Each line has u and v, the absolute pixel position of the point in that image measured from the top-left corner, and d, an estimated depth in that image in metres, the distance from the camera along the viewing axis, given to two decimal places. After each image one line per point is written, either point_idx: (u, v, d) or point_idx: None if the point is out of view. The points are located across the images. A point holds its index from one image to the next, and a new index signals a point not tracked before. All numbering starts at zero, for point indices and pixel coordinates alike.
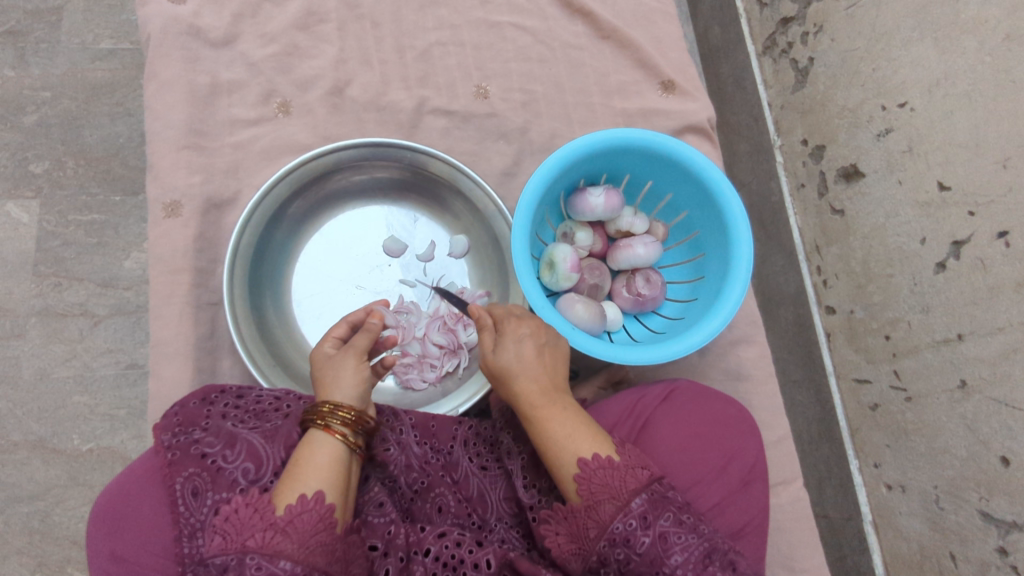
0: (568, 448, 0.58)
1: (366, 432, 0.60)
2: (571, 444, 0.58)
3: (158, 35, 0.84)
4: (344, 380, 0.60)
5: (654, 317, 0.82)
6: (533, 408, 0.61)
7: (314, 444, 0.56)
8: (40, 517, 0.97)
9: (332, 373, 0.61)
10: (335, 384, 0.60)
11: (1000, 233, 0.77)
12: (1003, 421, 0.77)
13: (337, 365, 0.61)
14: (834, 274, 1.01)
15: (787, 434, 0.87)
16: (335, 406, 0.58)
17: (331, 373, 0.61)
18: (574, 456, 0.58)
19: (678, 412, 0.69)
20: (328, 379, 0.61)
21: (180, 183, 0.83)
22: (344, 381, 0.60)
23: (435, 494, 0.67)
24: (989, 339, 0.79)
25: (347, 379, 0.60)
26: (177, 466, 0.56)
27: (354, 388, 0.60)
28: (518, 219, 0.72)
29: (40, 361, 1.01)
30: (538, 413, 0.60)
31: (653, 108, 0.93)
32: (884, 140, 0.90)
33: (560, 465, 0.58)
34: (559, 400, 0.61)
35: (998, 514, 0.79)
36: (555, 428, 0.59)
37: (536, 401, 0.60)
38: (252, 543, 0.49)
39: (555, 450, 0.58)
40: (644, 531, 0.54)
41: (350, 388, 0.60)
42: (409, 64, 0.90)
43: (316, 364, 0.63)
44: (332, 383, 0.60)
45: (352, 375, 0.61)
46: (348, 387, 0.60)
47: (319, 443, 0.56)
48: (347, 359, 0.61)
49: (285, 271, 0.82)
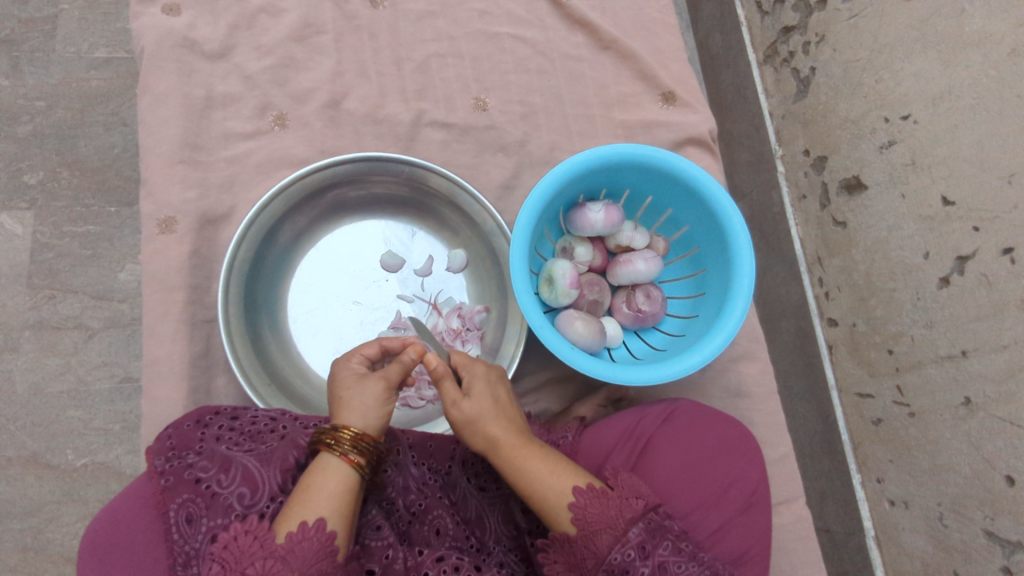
0: (553, 485, 0.57)
1: (377, 460, 0.59)
2: (556, 481, 0.58)
3: (153, 47, 0.83)
4: (369, 406, 0.60)
5: (655, 333, 0.81)
6: (509, 452, 0.59)
7: (327, 469, 0.55)
8: (33, 534, 0.96)
9: (359, 396, 0.60)
10: (355, 408, 0.59)
11: (1005, 250, 0.76)
12: (1008, 439, 0.76)
13: (368, 388, 0.60)
14: (836, 286, 1.00)
15: (789, 452, 0.86)
16: (354, 433, 0.57)
17: (359, 397, 0.60)
18: (563, 493, 0.57)
19: (677, 435, 0.68)
20: (354, 400, 0.60)
21: (175, 198, 0.82)
22: (367, 407, 0.60)
23: (433, 516, 0.65)
24: (994, 356, 0.78)
25: (372, 407, 0.60)
26: (171, 492, 0.55)
27: (378, 417, 0.60)
28: (516, 236, 0.71)
29: (34, 376, 1.00)
30: (516, 456, 0.59)
31: (653, 120, 0.92)
32: (887, 153, 0.89)
33: (547, 506, 0.57)
34: (535, 443, 0.60)
35: (1002, 533, 0.78)
36: (537, 467, 0.58)
37: (510, 443, 0.59)
38: (252, 571, 0.48)
39: (539, 492, 0.57)
40: (643, 561, 0.54)
41: (373, 416, 0.60)
42: (407, 76, 0.89)
43: (342, 383, 0.61)
44: (355, 406, 0.59)
45: (377, 404, 0.60)
46: (372, 416, 0.60)
47: (333, 468, 0.55)
48: (378, 383, 0.61)
49: (281, 287, 0.81)
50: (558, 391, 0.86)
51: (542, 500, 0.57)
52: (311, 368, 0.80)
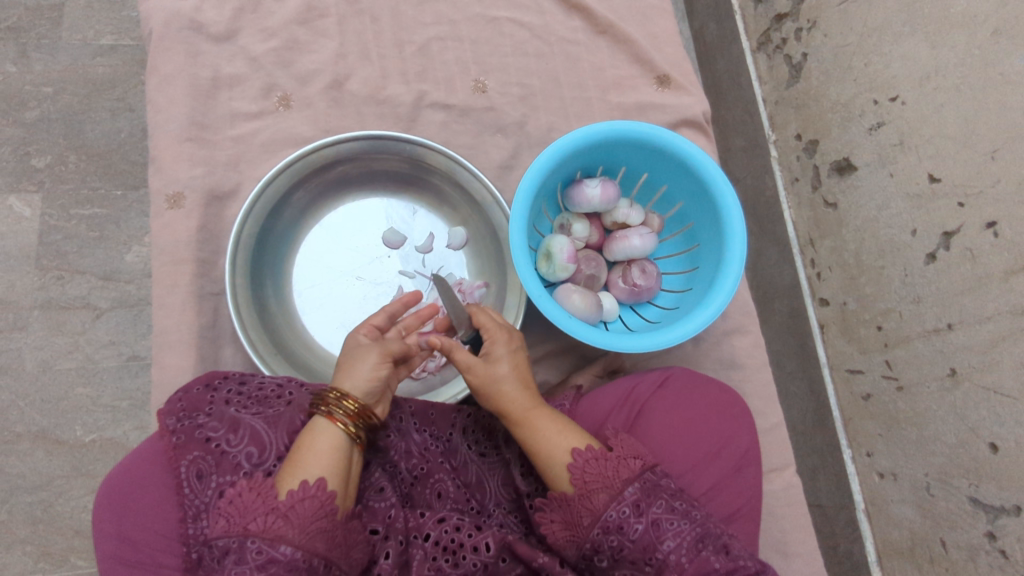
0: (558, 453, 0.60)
1: (370, 426, 0.61)
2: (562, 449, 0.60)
3: (161, 29, 0.85)
4: (361, 373, 0.61)
5: (650, 307, 0.83)
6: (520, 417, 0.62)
7: (316, 431, 0.57)
8: (43, 507, 0.98)
9: (355, 363, 0.61)
10: (350, 372, 0.61)
11: (988, 224, 0.79)
12: (991, 407, 0.79)
13: (364, 355, 0.62)
14: (828, 266, 1.02)
15: (780, 422, 0.88)
16: (340, 394, 0.59)
17: (353, 362, 0.61)
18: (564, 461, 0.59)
19: (672, 400, 0.70)
20: (349, 365, 0.61)
21: (182, 174, 0.84)
22: (359, 373, 0.61)
23: (434, 480, 0.68)
24: (978, 327, 0.80)
25: (362, 371, 0.61)
26: (182, 450, 0.58)
27: (366, 380, 0.60)
28: (515, 209, 0.73)
29: (43, 353, 1.02)
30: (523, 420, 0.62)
31: (649, 102, 0.94)
32: (876, 134, 0.92)
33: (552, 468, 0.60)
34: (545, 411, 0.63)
35: (987, 499, 0.80)
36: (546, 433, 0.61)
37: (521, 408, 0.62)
38: (254, 527, 0.51)
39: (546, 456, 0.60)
40: (637, 518, 0.56)
41: (362, 380, 0.61)
42: (409, 58, 0.91)
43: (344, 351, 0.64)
44: (349, 371, 0.61)
45: (369, 368, 0.61)
46: (361, 379, 0.61)
47: (323, 430, 0.58)
48: (373, 351, 0.62)
49: (285, 262, 0.83)
50: (556, 364, 0.89)
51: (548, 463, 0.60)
52: (315, 340, 0.82)
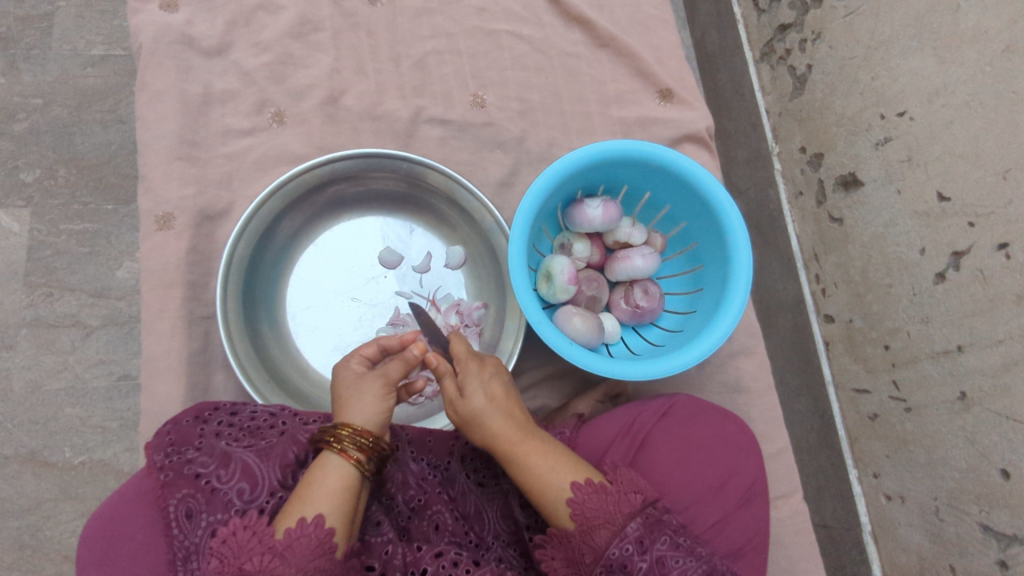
0: (553, 482, 0.57)
1: (382, 458, 0.58)
2: (557, 477, 0.58)
3: (151, 44, 0.83)
4: (368, 404, 0.59)
5: (653, 329, 0.81)
6: (508, 447, 0.59)
7: (327, 467, 0.55)
8: (31, 532, 0.96)
9: (359, 394, 0.59)
10: (354, 405, 0.59)
11: (1000, 245, 0.76)
12: (1003, 433, 0.77)
13: (366, 386, 0.60)
14: (833, 283, 1.00)
15: (787, 446, 0.86)
16: (355, 430, 0.56)
17: (357, 395, 0.59)
18: (560, 490, 0.57)
19: (674, 430, 0.69)
20: (354, 398, 0.59)
21: (172, 194, 0.82)
22: (365, 405, 0.59)
23: (432, 512, 0.66)
24: (990, 350, 0.78)
25: (370, 404, 0.59)
26: (171, 487, 0.55)
27: (376, 414, 0.59)
28: (514, 231, 0.71)
29: (32, 373, 0.99)
30: (516, 452, 0.59)
31: (651, 117, 0.92)
32: (883, 149, 0.90)
33: (547, 500, 0.57)
34: (533, 440, 0.59)
35: (998, 527, 0.78)
36: (537, 463, 0.58)
37: (510, 439, 0.59)
38: (249, 567, 0.48)
39: (539, 486, 0.58)
40: (641, 556, 0.53)
41: (372, 414, 0.59)
42: (406, 72, 0.89)
43: (341, 383, 0.61)
44: (354, 404, 0.59)
45: (376, 401, 0.59)
46: (370, 413, 0.59)
47: (333, 466, 0.55)
48: (377, 381, 0.60)
49: (279, 284, 0.81)
50: (556, 387, 0.87)
51: (541, 493, 0.58)
52: (310, 364, 0.80)
